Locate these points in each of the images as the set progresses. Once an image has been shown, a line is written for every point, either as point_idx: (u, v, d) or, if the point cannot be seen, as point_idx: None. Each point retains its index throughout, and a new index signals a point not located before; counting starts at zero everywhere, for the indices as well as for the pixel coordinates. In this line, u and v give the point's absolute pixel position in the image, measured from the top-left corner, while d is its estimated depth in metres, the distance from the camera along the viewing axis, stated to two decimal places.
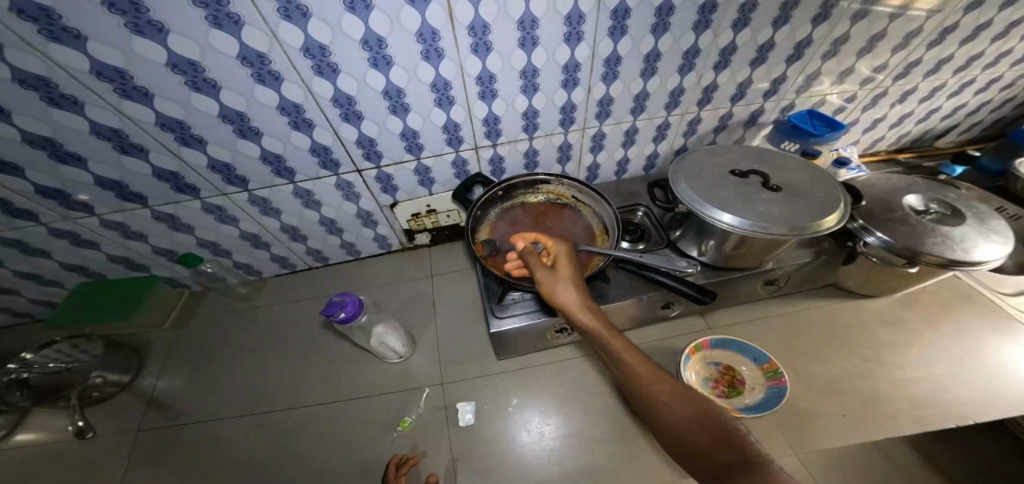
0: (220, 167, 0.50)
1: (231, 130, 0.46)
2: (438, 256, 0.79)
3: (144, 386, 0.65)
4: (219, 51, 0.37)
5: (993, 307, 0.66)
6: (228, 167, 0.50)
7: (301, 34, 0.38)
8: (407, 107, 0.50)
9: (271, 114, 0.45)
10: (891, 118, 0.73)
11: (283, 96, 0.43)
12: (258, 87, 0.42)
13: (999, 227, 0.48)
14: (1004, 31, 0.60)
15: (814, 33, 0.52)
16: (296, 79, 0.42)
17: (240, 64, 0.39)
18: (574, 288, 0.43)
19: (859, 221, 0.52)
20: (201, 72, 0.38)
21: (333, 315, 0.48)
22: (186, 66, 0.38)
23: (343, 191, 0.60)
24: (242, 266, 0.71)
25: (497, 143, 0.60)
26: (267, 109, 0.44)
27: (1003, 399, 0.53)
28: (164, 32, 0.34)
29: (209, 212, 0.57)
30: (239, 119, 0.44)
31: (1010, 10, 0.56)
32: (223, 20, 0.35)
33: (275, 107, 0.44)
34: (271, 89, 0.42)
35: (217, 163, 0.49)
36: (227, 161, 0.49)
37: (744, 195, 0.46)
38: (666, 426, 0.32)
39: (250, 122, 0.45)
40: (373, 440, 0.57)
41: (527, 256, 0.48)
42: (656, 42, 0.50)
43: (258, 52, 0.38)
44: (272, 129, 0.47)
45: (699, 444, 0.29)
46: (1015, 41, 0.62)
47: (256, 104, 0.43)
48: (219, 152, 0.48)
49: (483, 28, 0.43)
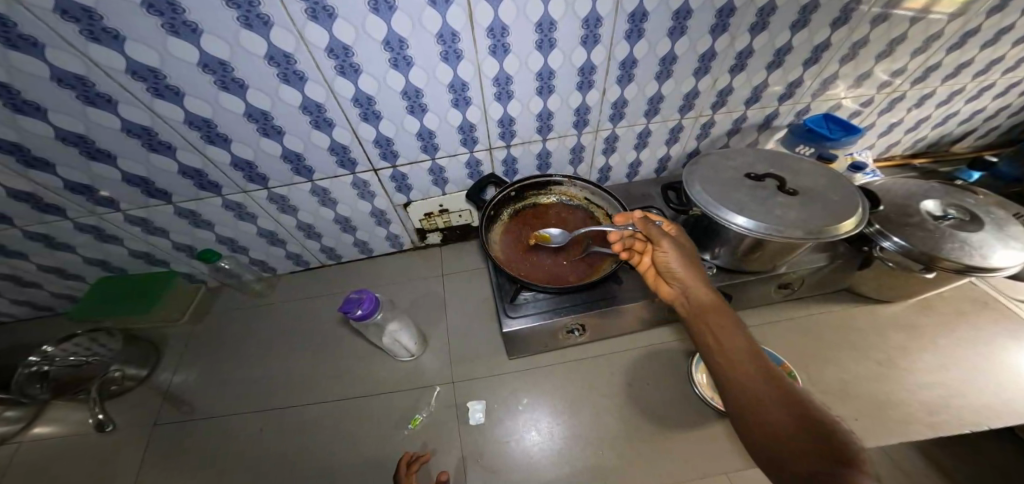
0: (243, 166, 0.51)
1: (255, 129, 0.46)
2: (448, 256, 0.80)
3: (160, 381, 0.66)
4: (249, 50, 0.38)
5: (1009, 313, 0.65)
6: (250, 165, 0.51)
7: (327, 35, 0.39)
8: (424, 107, 0.50)
9: (294, 113, 0.46)
10: (907, 121, 0.72)
11: (306, 95, 0.44)
12: (283, 87, 0.43)
13: (1019, 234, 0.48)
14: None
15: (832, 37, 0.52)
16: (319, 79, 0.43)
17: (267, 64, 0.40)
18: (691, 260, 0.41)
19: (875, 225, 0.52)
20: (229, 71, 0.39)
21: (350, 312, 0.49)
22: (216, 66, 0.39)
23: (358, 189, 0.60)
24: (258, 263, 0.73)
25: (511, 144, 0.61)
26: (290, 109, 0.45)
27: (1017, 404, 0.53)
28: (197, 32, 0.35)
29: (229, 209, 0.58)
30: (262, 117, 0.45)
31: None
32: (254, 20, 0.36)
33: (298, 106, 0.45)
34: (296, 89, 0.43)
35: (240, 161, 0.50)
36: (249, 159, 0.50)
37: (760, 198, 0.47)
38: (750, 411, 0.29)
39: (274, 121, 0.46)
40: (386, 435, 0.57)
41: (645, 220, 0.45)
42: (673, 45, 0.50)
43: (284, 52, 0.39)
44: (296, 128, 0.48)
45: (790, 437, 0.26)
46: None
47: (280, 103, 0.44)
48: (242, 150, 0.49)
49: (502, 30, 0.44)
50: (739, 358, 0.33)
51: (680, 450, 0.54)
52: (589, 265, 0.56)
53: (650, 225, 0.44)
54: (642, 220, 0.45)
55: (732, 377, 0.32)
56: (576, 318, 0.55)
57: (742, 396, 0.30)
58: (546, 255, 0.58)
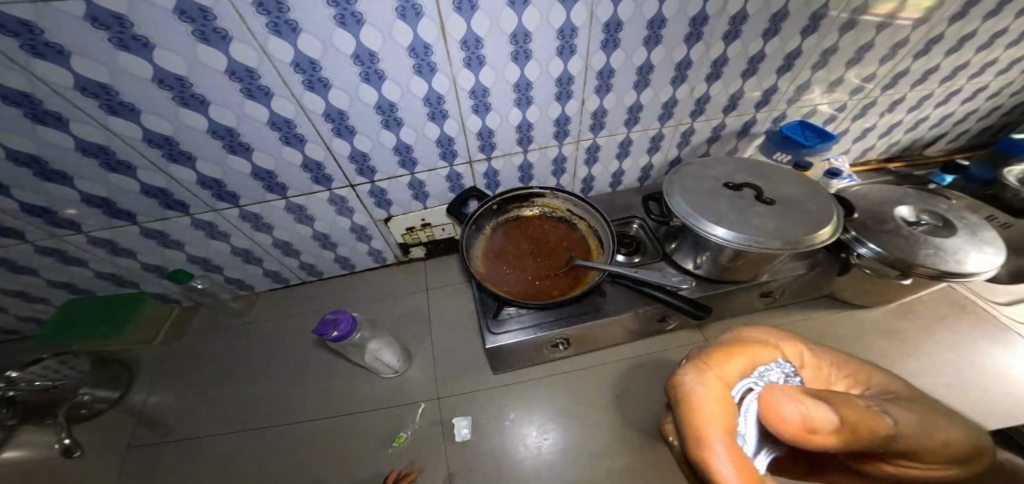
0: (210, 183, 0.49)
1: (221, 145, 0.45)
2: (433, 269, 0.79)
3: (134, 402, 0.63)
4: (207, 65, 0.37)
5: (987, 316, 0.66)
6: (218, 182, 0.50)
7: (291, 48, 0.38)
8: (400, 120, 0.49)
9: (263, 129, 0.45)
10: (881, 126, 0.74)
11: (274, 111, 0.43)
12: (248, 102, 0.41)
13: (990, 238, 0.49)
14: (990, 40, 0.60)
15: (803, 44, 0.53)
16: (287, 95, 0.42)
17: (230, 79, 0.39)
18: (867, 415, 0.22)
19: (852, 232, 0.53)
20: (188, 87, 0.38)
21: (325, 334, 0.47)
22: (173, 82, 0.37)
23: (336, 205, 0.59)
24: (234, 281, 0.70)
25: (492, 157, 0.60)
26: (257, 125, 0.44)
27: (997, 408, 0.54)
28: (149, 47, 0.34)
29: (200, 228, 0.56)
30: (228, 134, 0.44)
31: (995, 20, 0.57)
32: (211, 35, 0.35)
33: (266, 122, 0.44)
34: (261, 104, 0.42)
35: (207, 179, 0.49)
36: (217, 177, 0.49)
37: (738, 209, 0.47)
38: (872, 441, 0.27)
39: (241, 137, 0.45)
40: (368, 456, 0.56)
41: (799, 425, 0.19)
42: (649, 54, 0.50)
43: (247, 66, 0.38)
44: (264, 144, 0.47)
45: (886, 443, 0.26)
46: (1001, 50, 0.63)
47: (246, 119, 0.43)
48: (208, 168, 0.47)
49: (476, 42, 0.43)
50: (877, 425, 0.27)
51: (672, 462, 0.53)
52: (572, 279, 0.56)
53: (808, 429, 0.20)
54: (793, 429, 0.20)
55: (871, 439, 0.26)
56: (561, 332, 0.55)
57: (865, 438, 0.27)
58: (529, 270, 0.58)
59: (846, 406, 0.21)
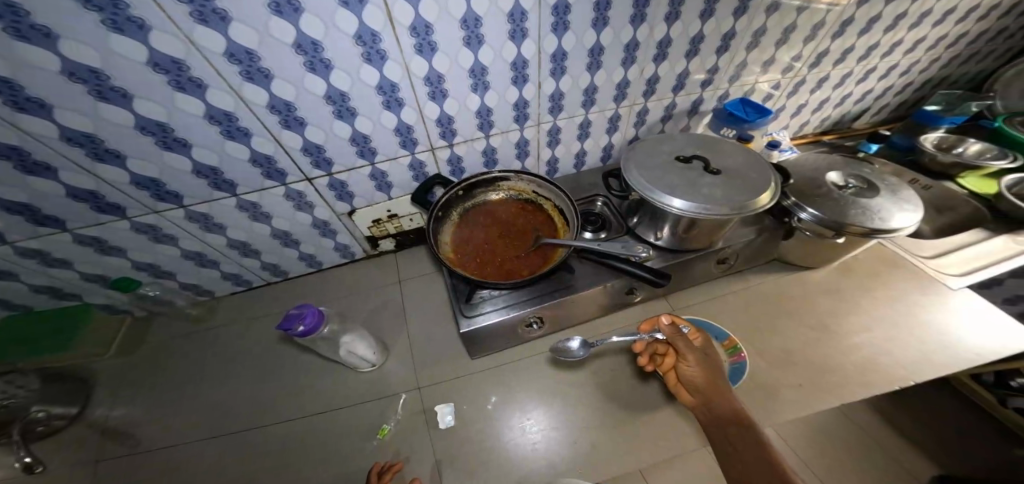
0: (147, 183, 0.47)
1: (153, 142, 0.43)
2: (405, 261, 0.78)
3: (97, 416, 0.60)
4: (125, 56, 0.35)
5: (919, 270, 0.72)
6: (156, 182, 0.47)
7: (222, 39, 0.36)
8: (354, 111, 0.49)
9: (200, 123, 0.43)
10: (815, 102, 0.79)
11: (210, 104, 0.41)
12: (178, 95, 0.39)
13: (908, 197, 0.54)
14: (896, 22, 0.66)
15: (736, 25, 0.56)
16: (222, 86, 0.40)
17: (153, 71, 0.37)
18: (713, 371, 0.49)
19: (792, 198, 0.56)
20: (105, 80, 0.36)
21: (290, 329, 0.45)
22: (86, 74, 0.35)
23: (294, 201, 0.58)
24: (190, 287, 0.67)
25: (454, 143, 0.60)
26: (192, 118, 0.42)
27: (934, 356, 0.59)
28: (53, 37, 0.32)
29: (142, 232, 0.53)
30: (159, 129, 0.42)
31: (898, 3, 0.63)
32: (124, 24, 0.32)
33: (202, 116, 0.42)
34: (194, 97, 0.40)
35: (142, 178, 0.46)
36: (153, 176, 0.46)
37: (690, 180, 0.49)
38: (716, 400, 0.46)
39: (174, 133, 0.43)
40: (352, 450, 0.55)
41: (676, 331, 0.51)
42: (598, 36, 0.51)
43: (171, 58, 0.36)
44: (202, 139, 0.44)
45: (714, 395, 0.47)
46: (905, 31, 0.69)
47: (178, 113, 0.41)
48: (141, 167, 0.45)
49: (425, 28, 0.43)
50: (714, 393, 0.47)
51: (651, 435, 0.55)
52: (540, 257, 0.58)
53: (681, 339, 0.51)
54: (671, 329, 0.51)
55: (711, 402, 0.47)
56: (535, 310, 0.56)
57: (714, 400, 0.47)
58: (498, 252, 0.59)
59: (689, 351, 0.51)
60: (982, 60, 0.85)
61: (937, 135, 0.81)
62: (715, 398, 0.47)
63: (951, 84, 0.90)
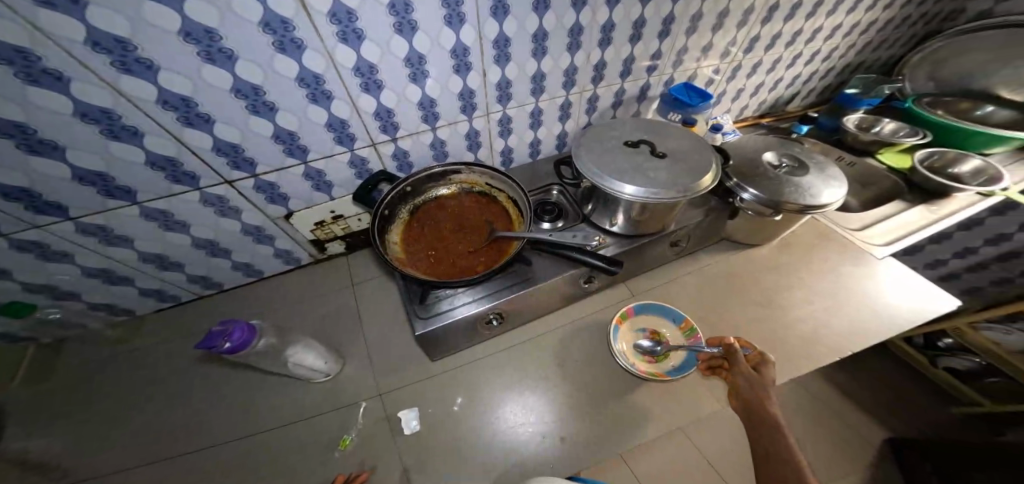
0: (18, 194, 0.39)
1: (14, 145, 0.36)
2: (358, 263, 0.74)
3: (9, 450, 0.52)
4: None
5: (850, 242, 0.78)
6: (30, 192, 0.40)
7: (80, 25, 0.30)
8: (272, 105, 0.44)
9: (70, 122, 0.36)
10: (752, 87, 0.83)
11: (77, 99, 0.35)
12: (30, 89, 0.33)
13: (834, 174, 0.57)
14: (817, 8, 0.70)
15: (675, 10, 0.57)
16: (91, 79, 0.34)
17: None
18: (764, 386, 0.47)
19: (734, 179, 0.58)
20: None
21: (214, 347, 0.40)
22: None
23: (215, 207, 0.52)
24: (103, 307, 0.59)
25: (397, 137, 0.57)
26: (59, 117, 0.36)
27: (866, 322, 0.65)
28: None
29: (25, 250, 0.45)
30: (19, 130, 0.35)
31: None
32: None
33: (72, 114, 0.36)
34: (55, 92, 0.34)
35: (11, 189, 0.39)
36: (23, 185, 0.39)
37: (637, 165, 0.49)
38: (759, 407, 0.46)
39: (40, 134, 0.36)
40: (312, 464, 0.52)
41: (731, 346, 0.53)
42: (540, 20, 0.50)
43: (14, 46, 0.30)
44: (76, 140, 0.38)
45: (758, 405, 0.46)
46: (824, 18, 0.73)
47: (37, 111, 0.34)
48: (8, 174, 0.38)
49: (347, 14, 0.39)
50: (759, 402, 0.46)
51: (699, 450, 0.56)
52: (496, 251, 0.56)
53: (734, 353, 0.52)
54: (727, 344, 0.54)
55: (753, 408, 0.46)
56: (495, 305, 0.55)
57: (756, 406, 0.46)
58: (452, 249, 0.56)
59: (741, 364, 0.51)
60: (892, 46, 0.93)
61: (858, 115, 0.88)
62: (754, 404, 0.46)
63: (867, 69, 0.98)
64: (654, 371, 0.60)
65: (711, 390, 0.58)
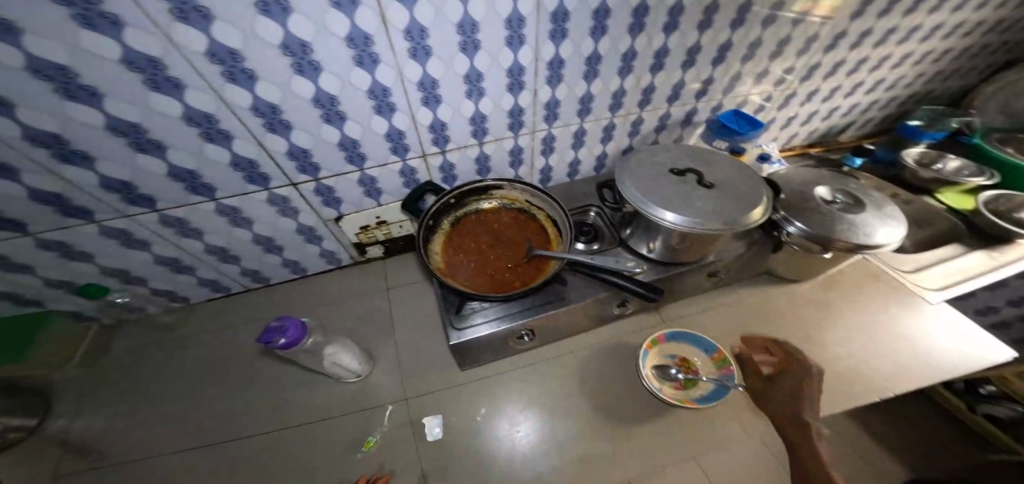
0: (118, 186, 0.44)
1: (125, 143, 0.40)
2: (394, 268, 0.76)
3: (56, 429, 0.56)
4: (94, 54, 0.32)
5: (898, 283, 0.74)
6: (128, 185, 0.44)
7: (203, 38, 0.34)
8: (343, 115, 0.47)
9: (177, 124, 0.40)
10: (803, 115, 0.81)
11: (188, 104, 0.39)
12: (153, 95, 0.37)
13: (892, 213, 0.55)
14: (886, 36, 0.68)
15: (732, 37, 0.57)
16: (201, 86, 0.38)
17: (127, 69, 0.34)
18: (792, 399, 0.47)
19: (781, 212, 0.57)
20: (73, 78, 0.33)
21: (270, 343, 0.43)
22: (53, 72, 0.32)
23: (278, 206, 0.55)
24: (163, 293, 0.63)
25: (447, 150, 0.59)
26: (168, 119, 0.39)
27: (913, 369, 0.61)
28: (17, 34, 0.28)
29: (110, 236, 0.49)
30: (134, 130, 0.39)
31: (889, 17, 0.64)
32: (96, 20, 0.30)
33: (180, 117, 0.40)
34: (171, 97, 0.38)
35: (114, 181, 0.43)
36: (125, 179, 0.43)
37: (683, 193, 0.49)
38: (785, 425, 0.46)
39: (150, 134, 0.40)
40: (336, 463, 0.53)
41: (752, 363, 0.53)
42: (596, 45, 0.51)
43: (148, 56, 0.34)
44: (179, 141, 0.42)
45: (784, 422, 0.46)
46: (892, 46, 0.71)
47: (154, 114, 0.38)
48: (112, 168, 0.42)
49: (420, 32, 0.42)
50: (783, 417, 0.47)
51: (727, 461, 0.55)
52: (533, 268, 0.57)
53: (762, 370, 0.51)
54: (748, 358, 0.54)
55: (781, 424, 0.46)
56: (527, 322, 0.55)
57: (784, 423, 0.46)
58: (489, 263, 0.57)
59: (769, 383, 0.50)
60: (965, 75, 0.88)
61: (919, 149, 0.85)
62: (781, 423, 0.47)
63: (933, 99, 0.93)
64: (681, 398, 0.58)
65: (737, 422, 0.58)
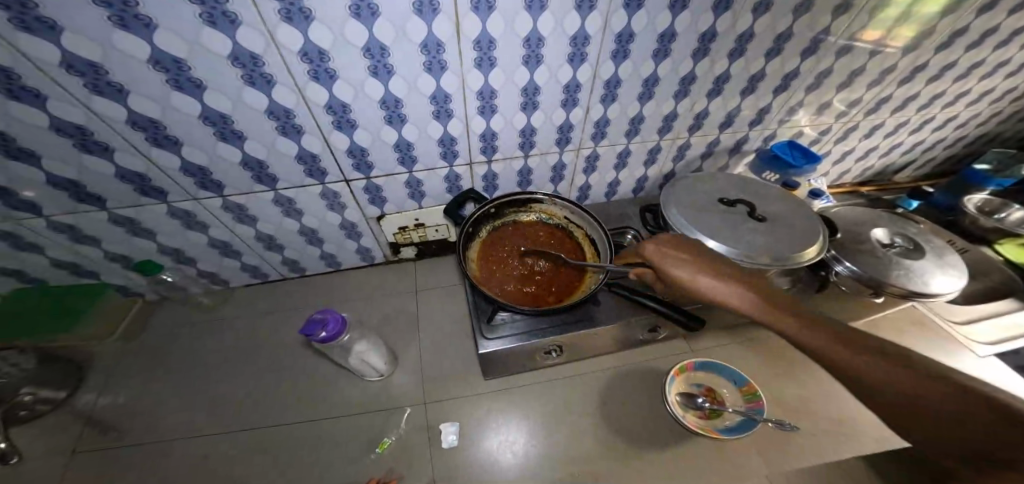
0: (194, 171, 0.46)
1: (211, 133, 0.42)
2: (423, 270, 0.77)
3: (81, 403, 0.57)
4: (209, 50, 0.35)
5: (946, 334, 0.71)
6: (203, 171, 0.47)
7: (301, 37, 0.36)
8: (404, 117, 0.48)
9: (259, 117, 0.42)
10: (859, 150, 0.79)
11: (273, 99, 0.41)
12: (248, 90, 0.39)
13: (953, 262, 0.53)
14: (969, 70, 0.65)
15: (801, 66, 0.56)
16: (289, 85, 0.40)
17: (231, 64, 0.36)
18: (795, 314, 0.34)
19: (831, 250, 0.55)
20: (186, 70, 0.36)
21: (312, 335, 0.44)
22: (170, 64, 0.35)
23: (328, 200, 0.57)
24: (207, 276, 0.66)
25: (493, 160, 0.59)
26: (254, 113, 0.42)
27: None
28: (151, 27, 0.32)
29: (176, 217, 0.52)
30: (220, 120, 0.41)
31: (976, 51, 0.61)
32: (219, 19, 0.32)
33: (264, 111, 0.42)
34: (262, 93, 0.40)
35: (192, 166, 0.46)
36: (202, 164, 0.46)
37: (733, 224, 0.48)
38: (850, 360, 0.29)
39: (235, 125, 0.42)
40: (349, 461, 0.53)
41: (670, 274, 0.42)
42: (656, 67, 0.51)
43: (251, 53, 0.36)
44: (257, 133, 0.44)
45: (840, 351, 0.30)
46: (975, 81, 0.67)
47: (243, 107, 0.41)
48: (194, 154, 0.44)
49: (489, 43, 0.42)
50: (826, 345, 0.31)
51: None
52: (568, 285, 0.56)
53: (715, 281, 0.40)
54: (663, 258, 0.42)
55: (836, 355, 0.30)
56: (554, 339, 0.54)
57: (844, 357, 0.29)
58: (523, 276, 0.57)
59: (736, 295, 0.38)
60: None
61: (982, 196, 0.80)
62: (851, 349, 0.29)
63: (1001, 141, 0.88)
64: (705, 427, 0.56)
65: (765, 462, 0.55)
